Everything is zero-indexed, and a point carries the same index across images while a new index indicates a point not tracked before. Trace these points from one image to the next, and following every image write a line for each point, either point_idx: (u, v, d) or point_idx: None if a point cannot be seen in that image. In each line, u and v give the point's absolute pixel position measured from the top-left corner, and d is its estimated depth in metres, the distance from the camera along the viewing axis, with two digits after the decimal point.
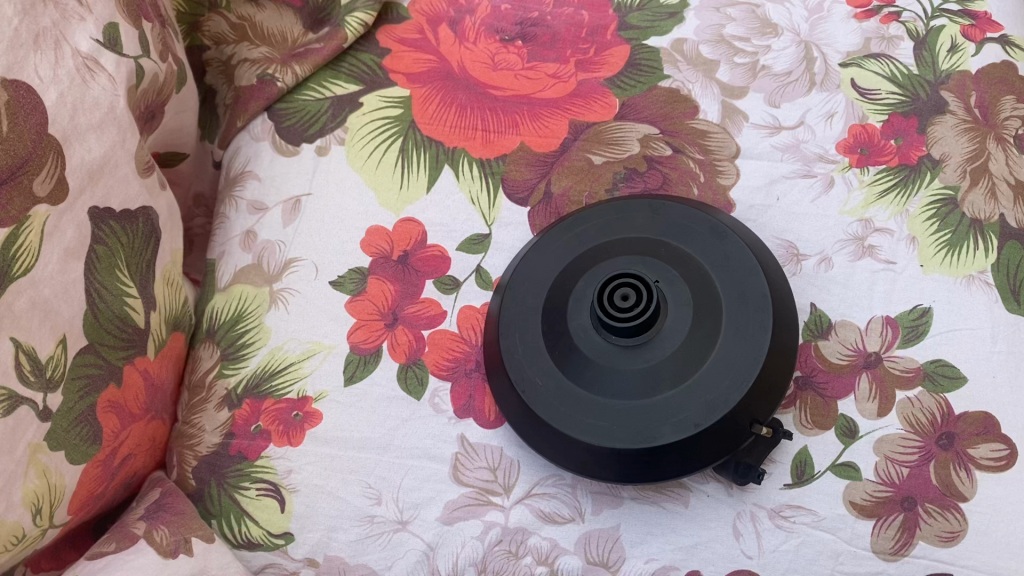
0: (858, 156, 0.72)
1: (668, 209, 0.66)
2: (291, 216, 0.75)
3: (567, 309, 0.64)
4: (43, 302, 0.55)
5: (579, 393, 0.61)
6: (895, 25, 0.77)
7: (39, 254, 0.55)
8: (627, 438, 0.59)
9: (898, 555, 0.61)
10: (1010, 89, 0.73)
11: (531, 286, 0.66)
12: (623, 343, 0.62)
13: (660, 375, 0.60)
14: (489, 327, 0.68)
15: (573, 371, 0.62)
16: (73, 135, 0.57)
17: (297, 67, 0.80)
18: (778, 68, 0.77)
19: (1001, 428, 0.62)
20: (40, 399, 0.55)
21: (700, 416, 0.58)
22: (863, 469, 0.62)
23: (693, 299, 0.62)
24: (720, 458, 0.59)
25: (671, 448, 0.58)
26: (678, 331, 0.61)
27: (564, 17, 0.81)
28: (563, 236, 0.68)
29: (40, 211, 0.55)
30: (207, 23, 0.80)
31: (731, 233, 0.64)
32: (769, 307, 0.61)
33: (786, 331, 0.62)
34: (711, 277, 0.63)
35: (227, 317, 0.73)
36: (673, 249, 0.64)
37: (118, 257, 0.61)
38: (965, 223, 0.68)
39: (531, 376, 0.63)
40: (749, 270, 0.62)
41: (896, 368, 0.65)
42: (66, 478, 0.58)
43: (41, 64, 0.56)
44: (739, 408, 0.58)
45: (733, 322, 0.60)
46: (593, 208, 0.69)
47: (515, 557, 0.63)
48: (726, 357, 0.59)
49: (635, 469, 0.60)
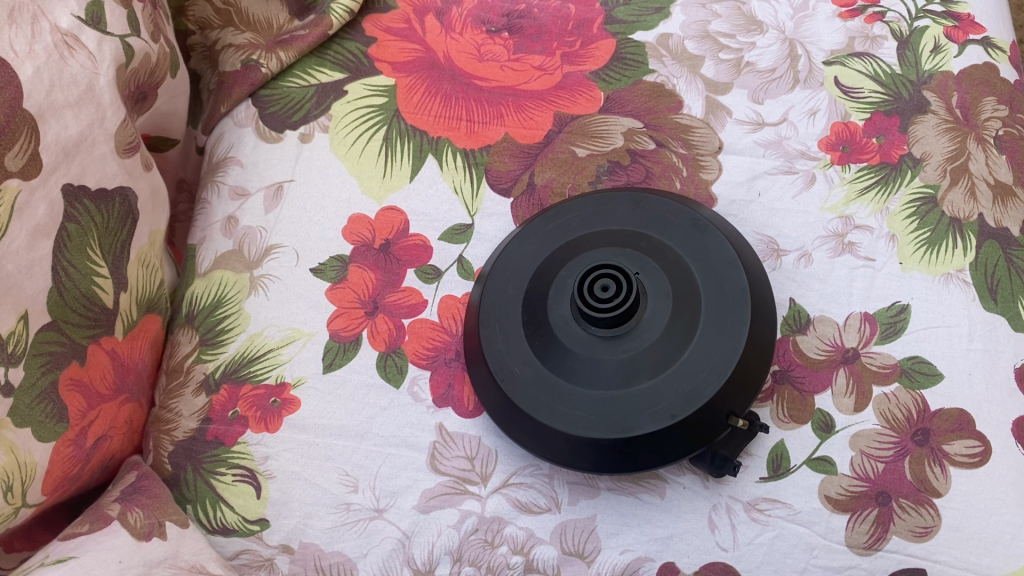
0: (840, 154, 0.72)
1: (651, 201, 0.67)
2: (273, 202, 0.75)
3: (548, 298, 0.64)
4: (6, 277, 0.54)
5: (557, 383, 0.61)
6: (879, 25, 0.78)
7: (7, 228, 0.54)
8: (604, 428, 0.59)
9: (872, 549, 0.61)
10: (991, 91, 0.73)
11: (513, 276, 0.66)
12: (602, 335, 0.61)
13: (638, 367, 0.60)
14: (470, 316, 0.67)
15: (554, 360, 0.62)
16: (49, 111, 0.57)
17: (282, 54, 0.79)
18: (762, 65, 0.77)
19: (975, 425, 0.62)
20: (2, 373, 0.55)
21: (678, 407, 0.58)
22: (839, 463, 0.63)
23: (673, 291, 0.62)
24: (696, 450, 0.59)
25: (647, 437, 0.58)
26: (658, 323, 0.61)
27: (550, 10, 0.81)
28: (546, 226, 0.68)
29: (11, 185, 0.54)
30: (192, 7, 0.80)
31: (712, 225, 0.64)
32: (748, 300, 0.61)
33: (766, 324, 0.62)
34: (691, 270, 0.63)
35: (207, 302, 0.72)
36: (653, 241, 0.65)
37: (90, 237, 0.60)
38: (944, 221, 0.69)
39: (510, 364, 0.63)
40: (729, 264, 0.62)
41: (873, 364, 0.65)
42: (36, 455, 0.57)
43: (17, 38, 0.56)
44: (717, 398, 0.59)
45: (712, 315, 0.61)
46: (576, 198, 0.69)
47: (491, 546, 0.63)
48: (704, 350, 0.59)
49: (611, 459, 0.60)
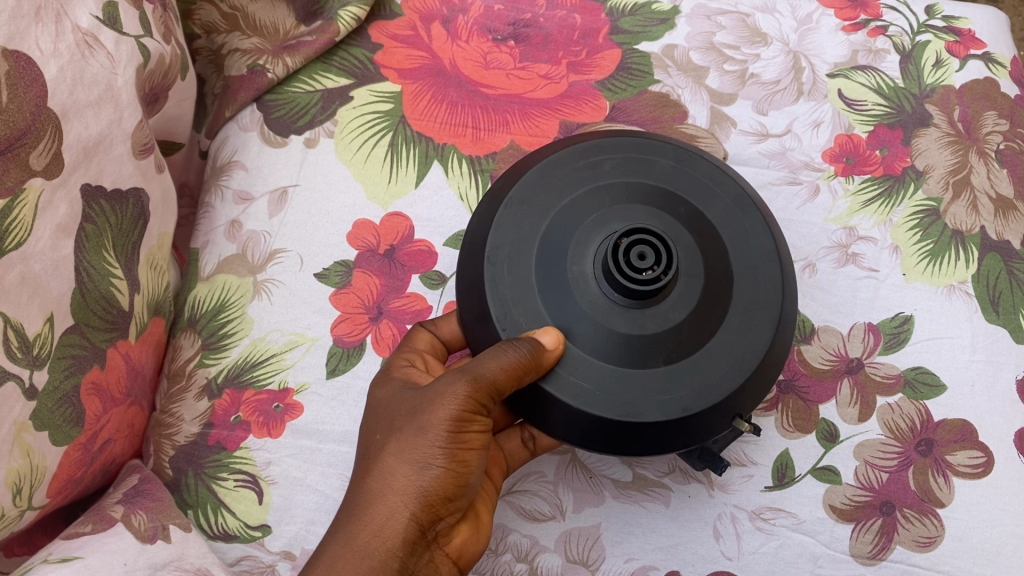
0: (843, 165, 0.73)
1: (694, 160, 0.61)
2: (277, 206, 0.75)
3: (568, 249, 0.57)
4: (33, 278, 0.53)
5: (565, 347, 0.54)
6: (882, 39, 0.78)
7: (31, 228, 0.53)
8: (607, 406, 0.54)
9: (875, 559, 0.61)
10: (991, 106, 0.74)
11: (531, 212, 0.58)
12: (621, 301, 0.55)
13: (657, 346, 0.55)
14: (474, 242, 0.59)
15: (563, 319, 0.55)
16: (72, 111, 0.56)
17: (289, 59, 0.78)
18: (767, 77, 0.77)
19: (978, 436, 0.63)
20: (27, 376, 0.54)
21: (690, 400, 0.54)
22: (843, 473, 0.63)
23: (703, 272, 0.56)
24: (691, 445, 0.56)
25: (652, 426, 0.54)
26: (685, 300, 0.56)
27: (556, 19, 0.81)
28: (575, 161, 0.60)
29: (35, 184, 0.54)
30: (198, 11, 0.78)
31: (755, 208, 0.60)
32: (779, 299, 0.57)
33: (789, 321, 0.58)
34: (725, 250, 0.58)
35: (210, 307, 0.72)
36: (692, 210, 0.59)
37: (105, 237, 0.60)
38: (947, 233, 0.69)
39: (516, 315, 0.55)
40: (767, 257, 0.58)
41: (877, 374, 0.65)
42: (48, 459, 0.56)
43: (43, 36, 0.55)
44: (729, 397, 0.55)
45: (743, 304, 0.56)
46: (614, 138, 0.61)
47: (494, 554, 0.63)
48: (731, 342, 0.55)
49: (605, 439, 0.54)
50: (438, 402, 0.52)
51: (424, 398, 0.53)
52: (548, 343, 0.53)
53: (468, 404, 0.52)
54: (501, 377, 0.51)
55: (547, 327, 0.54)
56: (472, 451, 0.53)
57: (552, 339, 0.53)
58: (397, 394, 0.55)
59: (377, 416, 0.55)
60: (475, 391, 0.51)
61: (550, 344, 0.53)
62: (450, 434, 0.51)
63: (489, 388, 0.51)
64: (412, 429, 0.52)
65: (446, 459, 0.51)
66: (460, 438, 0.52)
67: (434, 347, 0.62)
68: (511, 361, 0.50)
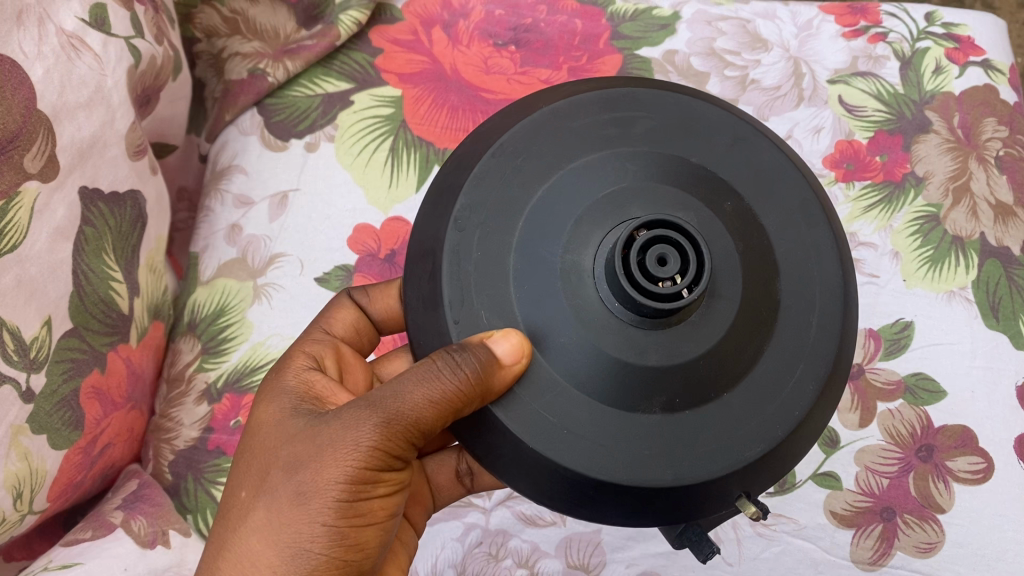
0: (844, 171, 0.73)
1: (756, 142, 0.45)
2: (278, 210, 0.75)
3: (563, 229, 0.41)
4: (29, 280, 0.53)
5: (535, 355, 0.40)
6: (882, 45, 0.79)
7: (27, 231, 0.53)
8: (580, 456, 0.39)
9: (876, 565, 0.61)
10: (991, 112, 0.74)
11: (526, 173, 0.42)
12: (619, 314, 0.40)
13: (662, 385, 0.40)
14: (444, 189, 0.44)
15: (536, 320, 0.40)
16: (63, 113, 0.55)
17: (290, 63, 0.78)
18: (767, 82, 0.77)
19: (978, 442, 0.63)
20: (23, 379, 0.53)
21: (687, 470, 0.40)
22: (844, 479, 0.63)
23: (741, 293, 0.41)
24: (671, 520, 0.42)
25: (627, 490, 0.40)
26: (712, 328, 0.40)
27: (557, 25, 0.81)
28: (601, 112, 0.44)
29: (29, 188, 0.53)
30: (199, 15, 0.77)
31: (823, 223, 0.44)
32: (835, 352, 0.42)
33: (840, 375, 0.43)
34: (775, 270, 0.42)
35: (210, 310, 0.72)
36: (740, 207, 0.43)
37: (105, 240, 0.61)
38: (947, 239, 0.70)
39: (476, 305, 0.40)
40: (827, 292, 0.43)
41: (878, 380, 0.66)
42: (47, 463, 0.56)
43: (26, 40, 0.53)
44: (740, 470, 0.41)
45: (789, 350, 0.42)
46: (659, 91, 0.45)
47: (495, 559, 0.63)
48: (758, 401, 0.41)
49: (564, 494, 0.41)
50: (344, 446, 0.41)
51: (324, 440, 0.42)
52: (505, 352, 0.39)
53: (371, 458, 0.42)
54: (429, 411, 0.41)
55: (507, 328, 0.39)
56: (367, 526, 0.44)
57: (511, 348, 0.39)
58: (286, 426, 0.45)
59: (256, 455, 0.45)
60: (391, 433, 0.41)
61: (508, 356, 0.39)
62: (359, 486, 0.42)
63: (407, 427, 0.42)
64: (310, 485, 0.42)
65: (358, 512, 0.43)
66: (372, 487, 0.43)
67: (360, 322, 0.56)
68: (461, 374, 0.39)
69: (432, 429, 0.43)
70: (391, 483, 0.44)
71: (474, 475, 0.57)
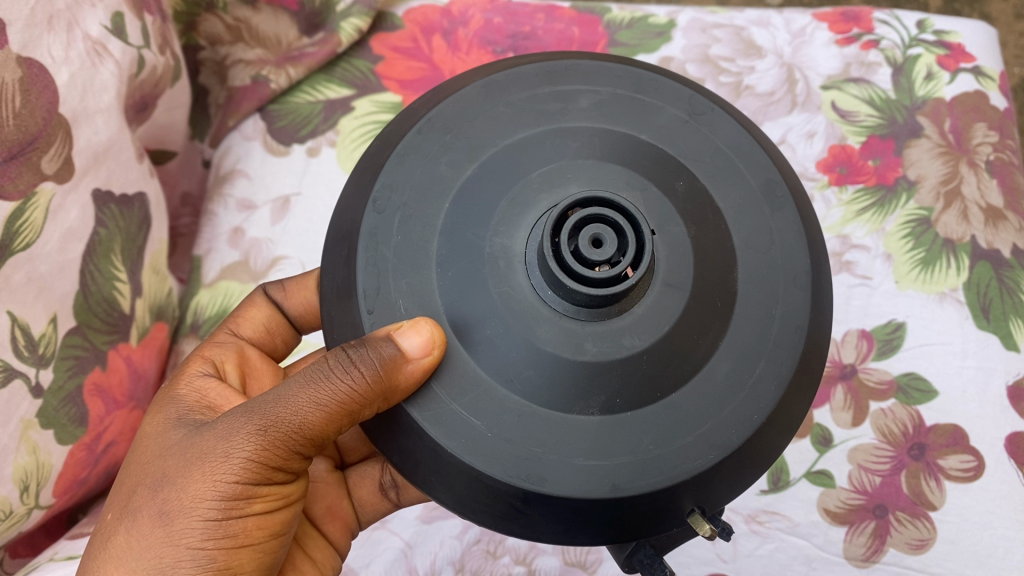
0: (837, 175, 0.74)
1: (714, 117, 0.45)
2: (280, 215, 0.76)
3: (498, 214, 0.41)
4: (39, 277, 0.55)
5: (450, 345, 0.39)
6: (874, 52, 0.80)
7: (41, 230, 0.55)
8: (503, 463, 0.38)
9: (869, 561, 0.62)
10: (981, 117, 0.76)
11: (460, 154, 0.42)
12: (552, 302, 0.40)
13: (600, 383, 0.39)
14: (367, 170, 0.44)
15: (461, 311, 0.40)
16: (83, 116, 0.57)
17: (292, 70, 0.80)
18: (762, 88, 0.78)
19: (969, 440, 0.64)
20: (33, 374, 0.55)
21: (625, 477, 0.39)
22: (837, 476, 0.64)
23: (694, 283, 0.41)
24: (614, 539, 0.40)
25: (560, 501, 0.39)
26: (663, 315, 0.40)
27: (554, 32, 0.82)
28: (539, 87, 0.44)
29: (46, 188, 0.55)
30: (203, 23, 0.78)
31: (790, 206, 0.44)
32: (800, 346, 0.41)
33: (813, 375, 0.42)
34: (734, 256, 0.41)
35: (213, 312, 0.73)
36: (694, 185, 0.42)
37: (115, 243, 0.63)
38: (938, 242, 0.71)
39: (392, 293, 0.40)
40: (796, 280, 0.42)
41: (871, 380, 0.67)
42: (53, 458, 0.57)
43: (54, 45, 0.55)
44: (692, 481, 0.39)
45: (748, 347, 0.41)
46: (609, 66, 0.46)
47: (493, 556, 0.64)
48: (712, 402, 0.40)
49: (491, 508, 0.39)
50: (218, 455, 0.41)
51: (199, 450, 0.42)
52: (413, 346, 0.38)
53: (248, 470, 0.41)
54: (313, 416, 0.41)
55: (419, 319, 0.39)
56: (245, 548, 0.43)
57: (421, 341, 0.38)
58: (166, 439, 0.44)
59: (132, 469, 0.44)
60: (269, 442, 0.41)
61: (416, 349, 0.38)
62: (232, 500, 0.42)
63: (289, 437, 0.42)
64: (180, 499, 0.41)
65: (229, 530, 0.42)
66: (248, 503, 0.42)
67: (272, 322, 0.58)
68: (353, 373, 0.40)
69: (318, 438, 0.43)
70: (273, 500, 0.44)
71: (399, 488, 0.57)
